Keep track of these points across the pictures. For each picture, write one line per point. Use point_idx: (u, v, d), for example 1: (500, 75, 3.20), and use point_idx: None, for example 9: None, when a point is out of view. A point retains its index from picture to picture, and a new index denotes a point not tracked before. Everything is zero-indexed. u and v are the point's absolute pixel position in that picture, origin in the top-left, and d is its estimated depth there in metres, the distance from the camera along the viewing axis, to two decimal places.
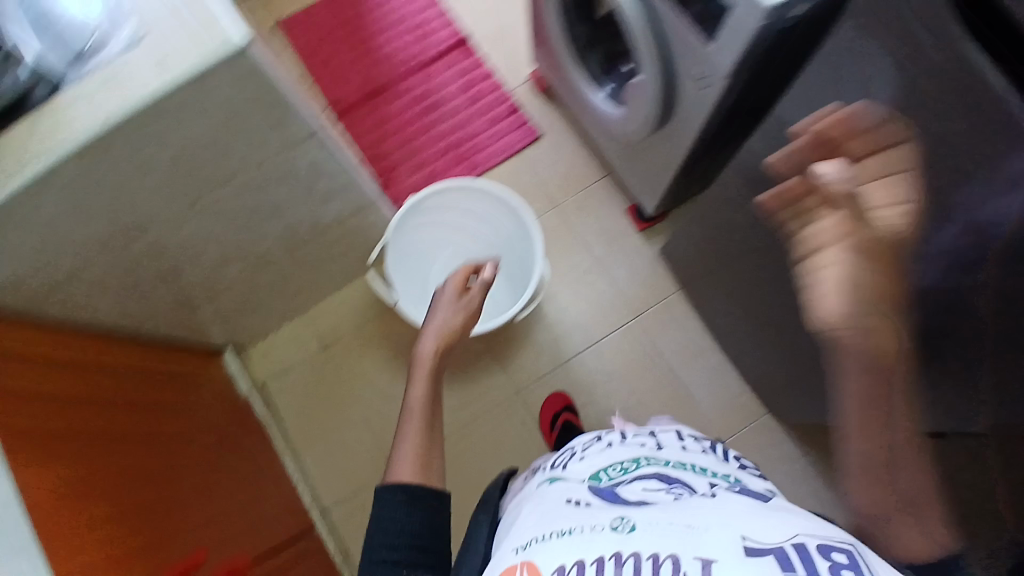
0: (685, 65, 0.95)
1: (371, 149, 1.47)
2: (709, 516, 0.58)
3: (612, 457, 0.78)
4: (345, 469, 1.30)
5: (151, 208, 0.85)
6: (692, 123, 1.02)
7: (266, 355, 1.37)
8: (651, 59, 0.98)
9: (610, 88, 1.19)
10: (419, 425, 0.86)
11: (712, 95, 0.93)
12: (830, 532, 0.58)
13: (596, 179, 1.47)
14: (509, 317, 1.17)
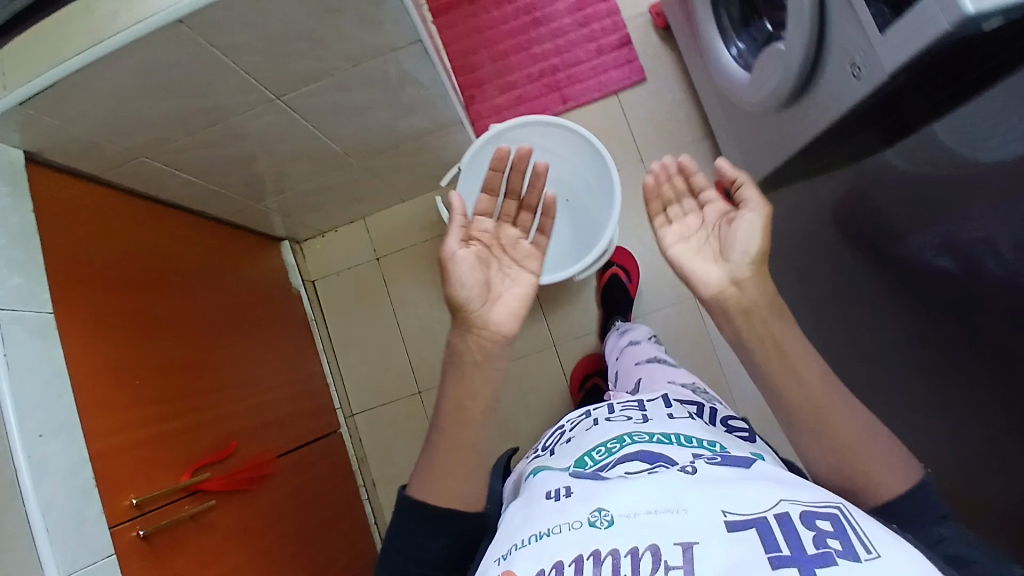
0: (842, 46, 0.81)
1: (460, 57, 1.35)
2: (682, 491, 0.48)
3: (593, 440, 0.69)
4: (375, 378, 1.33)
5: (232, 94, 0.79)
6: (828, 113, 0.89)
7: (321, 253, 1.37)
8: (800, 29, 0.85)
9: (742, 46, 1.04)
10: (449, 439, 0.70)
11: (864, 90, 0.79)
12: (813, 492, 0.50)
13: (691, 141, 1.34)
14: (569, 277, 1.10)
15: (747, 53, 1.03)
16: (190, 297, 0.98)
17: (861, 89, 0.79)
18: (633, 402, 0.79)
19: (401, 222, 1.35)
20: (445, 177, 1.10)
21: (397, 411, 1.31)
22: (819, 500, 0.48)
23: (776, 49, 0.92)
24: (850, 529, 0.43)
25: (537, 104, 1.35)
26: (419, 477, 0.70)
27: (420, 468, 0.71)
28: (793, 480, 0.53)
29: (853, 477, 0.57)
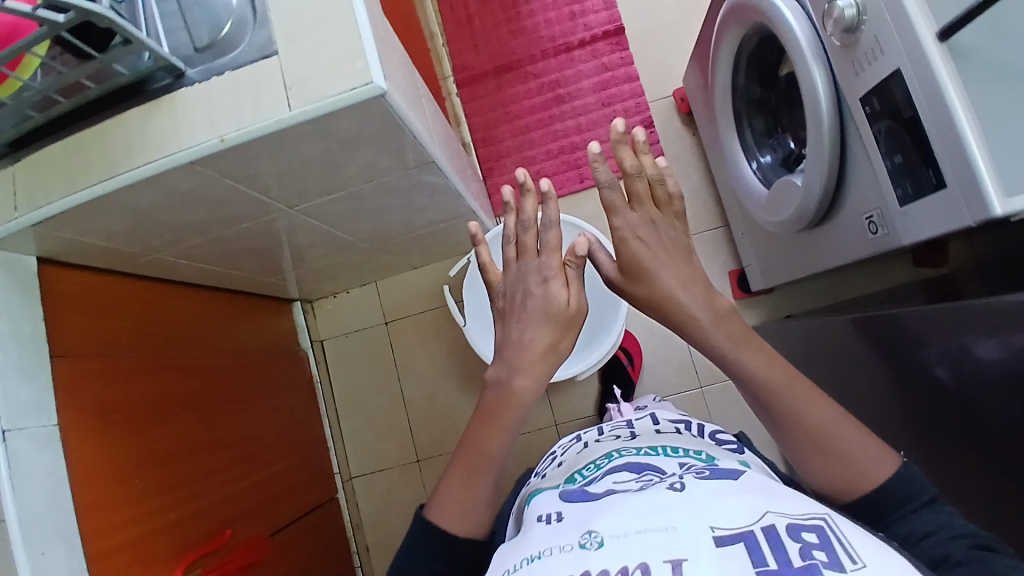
0: (861, 196, 0.78)
1: (483, 130, 1.39)
2: (671, 512, 0.50)
3: (590, 462, 0.70)
4: (375, 444, 1.37)
5: (247, 207, 0.80)
6: (844, 251, 0.86)
7: (332, 315, 1.42)
8: (817, 171, 0.83)
9: (764, 159, 1.02)
10: (466, 466, 0.64)
11: (880, 248, 0.76)
12: (800, 504, 0.52)
13: (707, 230, 1.32)
14: (570, 376, 1.13)
15: (767, 171, 1.01)
16: (196, 377, 1.00)
17: (882, 244, 0.76)
18: (621, 424, 0.84)
19: (411, 288, 1.39)
20: (455, 268, 1.14)
21: (396, 478, 1.34)
22: (805, 512, 0.50)
23: (794, 180, 0.89)
24: (835, 540, 0.45)
25: (554, 180, 1.36)
26: (443, 500, 0.64)
27: (440, 493, 0.65)
28: (783, 489, 0.55)
29: (825, 467, 0.60)
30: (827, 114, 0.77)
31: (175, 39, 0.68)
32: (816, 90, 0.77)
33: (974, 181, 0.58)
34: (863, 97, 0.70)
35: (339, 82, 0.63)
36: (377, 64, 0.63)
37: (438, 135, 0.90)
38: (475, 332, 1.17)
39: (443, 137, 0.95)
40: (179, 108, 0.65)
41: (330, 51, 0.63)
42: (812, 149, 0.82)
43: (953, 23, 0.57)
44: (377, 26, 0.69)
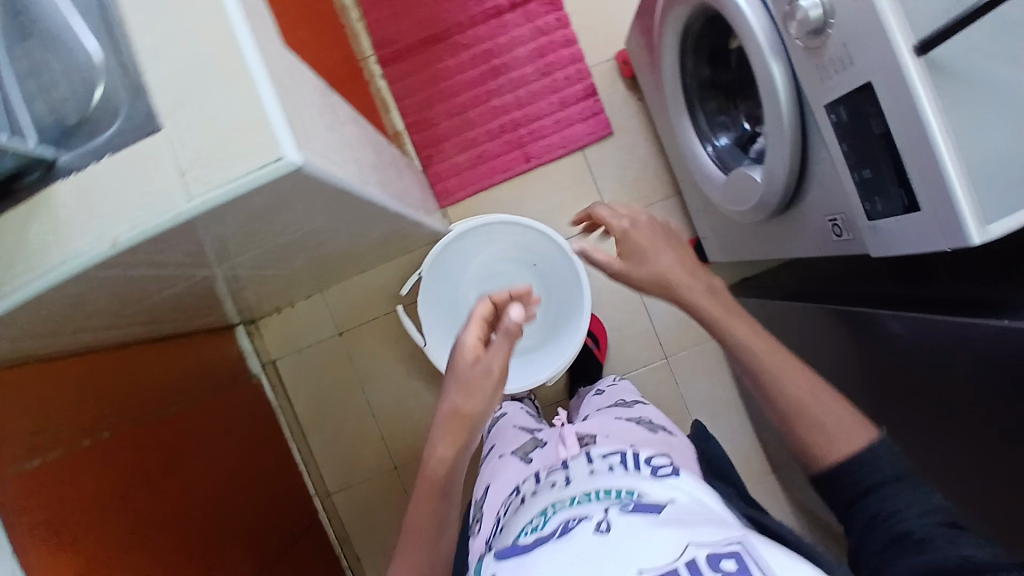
0: (823, 200, 0.75)
1: (417, 113, 1.29)
2: (599, 559, 0.47)
3: (510, 536, 0.62)
4: (348, 457, 1.34)
5: (162, 280, 0.71)
6: (807, 246, 0.85)
7: (282, 331, 1.34)
8: (777, 171, 0.78)
9: (721, 142, 0.97)
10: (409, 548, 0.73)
11: (848, 251, 0.74)
12: (716, 529, 0.50)
13: (659, 200, 1.30)
14: (542, 382, 1.11)
15: (723, 157, 0.96)
16: (148, 444, 0.93)
17: (851, 248, 0.74)
18: (560, 462, 0.73)
19: (362, 292, 1.33)
20: (406, 289, 1.08)
21: (377, 485, 1.34)
22: (723, 534, 0.48)
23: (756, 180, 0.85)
24: (754, 566, 0.44)
25: (499, 162, 1.30)
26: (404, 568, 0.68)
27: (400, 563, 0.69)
28: (707, 518, 0.52)
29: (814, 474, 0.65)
30: (790, 116, 0.72)
31: (47, 118, 0.58)
32: (777, 89, 0.72)
33: (953, 209, 0.55)
34: (829, 105, 0.65)
35: (248, 157, 0.53)
36: (287, 132, 0.53)
37: (369, 164, 0.81)
38: (437, 345, 1.13)
39: (376, 160, 0.87)
40: (61, 204, 0.55)
41: (226, 117, 0.53)
42: (773, 147, 0.77)
43: (933, 36, 0.53)
44: (279, 69, 0.59)
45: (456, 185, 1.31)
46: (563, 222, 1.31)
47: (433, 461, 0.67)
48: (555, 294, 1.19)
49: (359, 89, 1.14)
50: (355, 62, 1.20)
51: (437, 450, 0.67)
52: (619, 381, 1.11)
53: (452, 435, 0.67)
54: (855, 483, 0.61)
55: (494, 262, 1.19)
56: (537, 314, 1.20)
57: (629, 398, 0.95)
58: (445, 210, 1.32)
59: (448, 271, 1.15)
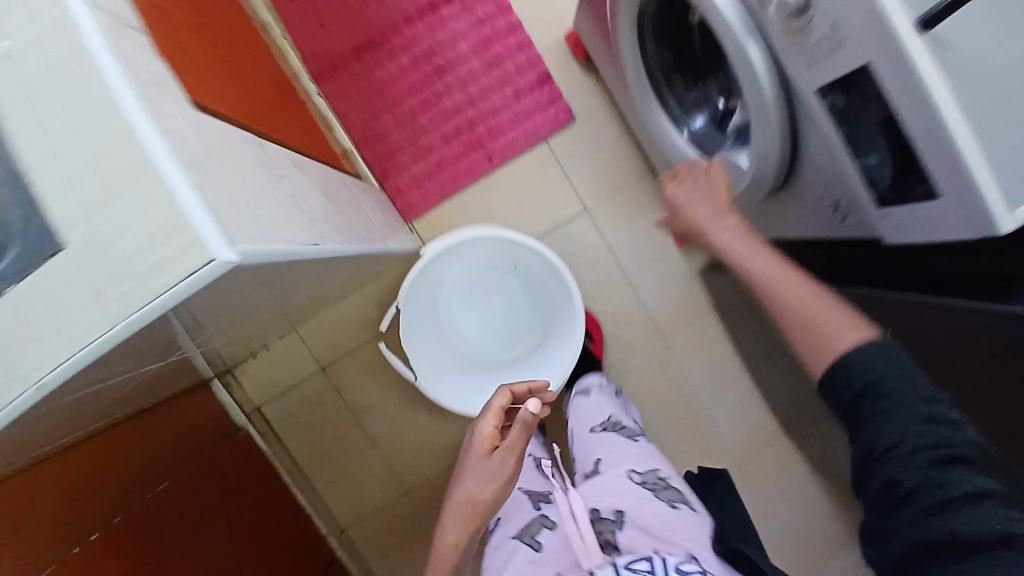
0: (822, 182, 0.69)
1: (364, 127, 1.21)
2: None
3: None
4: (357, 493, 1.26)
5: (103, 388, 0.61)
6: (809, 224, 0.79)
7: (260, 377, 1.24)
8: (769, 156, 0.73)
9: (698, 125, 0.91)
10: None
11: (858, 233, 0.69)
12: None
13: (634, 181, 1.24)
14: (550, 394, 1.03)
15: (703, 141, 0.90)
16: (158, 522, 0.87)
17: (862, 228, 0.68)
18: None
19: (340, 323, 1.24)
20: (388, 324, 0.98)
21: (392, 517, 1.26)
22: None
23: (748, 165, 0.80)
24: None
25: (460, 166, 1.22)
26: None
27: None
28: None
29: None
30: (774, 101, 0.66)
31: None
32: (757, 75, 0.65)
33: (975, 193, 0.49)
34: (822, 89, 0.59)
35: (179, 259, 0.44)
36: (216, 226, 0.44)
37: (323, 214, 0.73)
38: (432, 371, 1.06)
39: (330, 204, 0.79)
40: None
41: (141, 220, 0.44)
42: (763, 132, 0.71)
43: (940, 9, 0.47)
44: (203, 139, 0.51)
45: (419, 197, 1.22)
46: (537, 219, 1.24)
47: (450, 543, 0.72)
48: (541, 292, 1.12)
49: (299, 112, 1.04)
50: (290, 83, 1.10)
51: (454, 530, 0.73)
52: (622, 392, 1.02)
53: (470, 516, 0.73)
54: (852, 390, 0.58)
55: (473, 270, 1.12)
56: (528, 318, 1.13)
57: (631, 445, 0.83)
58: (411, 225, 1.22)
59: (427, 291, 1.07)
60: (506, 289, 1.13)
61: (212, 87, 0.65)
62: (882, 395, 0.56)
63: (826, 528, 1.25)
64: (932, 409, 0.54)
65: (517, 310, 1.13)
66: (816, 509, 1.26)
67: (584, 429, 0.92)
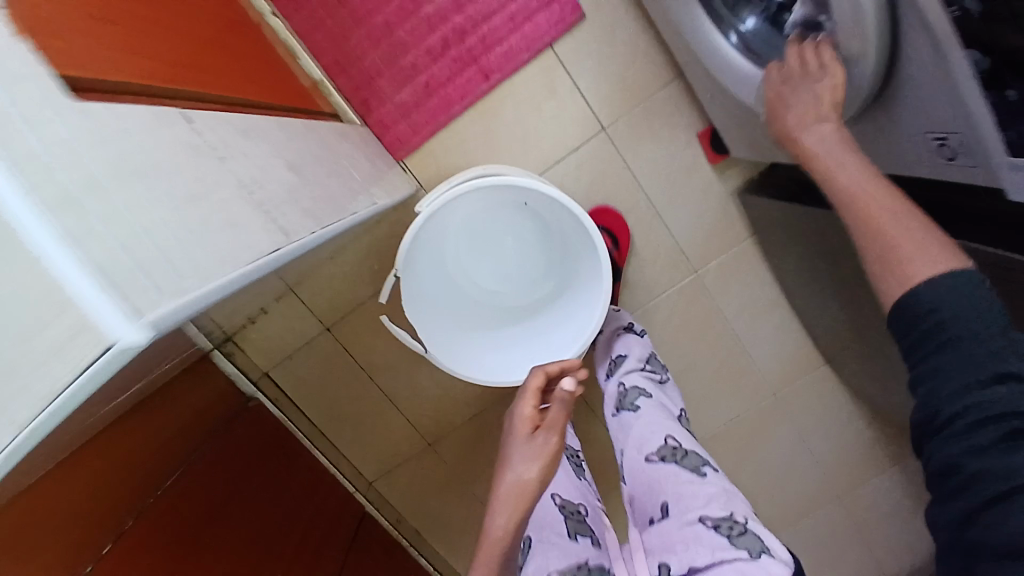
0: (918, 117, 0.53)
1: (334, 49, 1.02)
2: None
3: None
4: (379, 449, 1.21)
5: (54, 442, 0.52)
6: (896, 159, 0.61)
7: (262, 341, 1.14)
8: (857, 77, 0.56)
9: (754, 26, 0.75)
10: None
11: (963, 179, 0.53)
12: None
13: (659, 88, 1.04)
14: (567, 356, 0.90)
15: (753, 49, 0.74)
16: (205, 496, 0.84)
17: (970, 175, 0.52)
18: None
19: (338, 281, 1.11)
20: (387, 297, 0.84)
21: (417, 470, 1.22)
22: None
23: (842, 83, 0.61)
24: None
25: (451, 88, 1.03)
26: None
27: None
28: None
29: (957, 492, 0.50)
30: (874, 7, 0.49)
31: None
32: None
33: None
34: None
35: (63, 348, 0.32)
36: (107, 299, 0.33)
37: (289, 192, 0.59)
38: (439, 339, 0.90)
39: (296, 173, 0.64)
40: None
41: (9, 301, 0.33)
42: (851, 47, 0.54)
43: None
44: (104, 143, 0.38)
45: (408, 130, 1.05)
46: (547, 144, 1.07)
47: (499, 536, 0.61)
48: (558, 235, 0.96)
49: (253, 46, 0.87)
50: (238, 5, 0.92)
51: (501, 517, 0.61)
52: (671, 380, 0.85)
53: (519, 506, 0.62)
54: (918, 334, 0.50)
55: (480, 213, 0.95)
56: (547, 260, 0.98)
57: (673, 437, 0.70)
58: (403, 162, 1.06)
59: (430, 246, 0.91)
60: (520, 231, 0.97)
61: (121, 48, 0.51)
62: (947, 347, 0.48)
63: (865, 452, 1.19)
64: (1003, 363, 0.46)
65: (531, 254, 0.98)
66: (861, 439, 1.19)
67: (622, 408, 0.79)
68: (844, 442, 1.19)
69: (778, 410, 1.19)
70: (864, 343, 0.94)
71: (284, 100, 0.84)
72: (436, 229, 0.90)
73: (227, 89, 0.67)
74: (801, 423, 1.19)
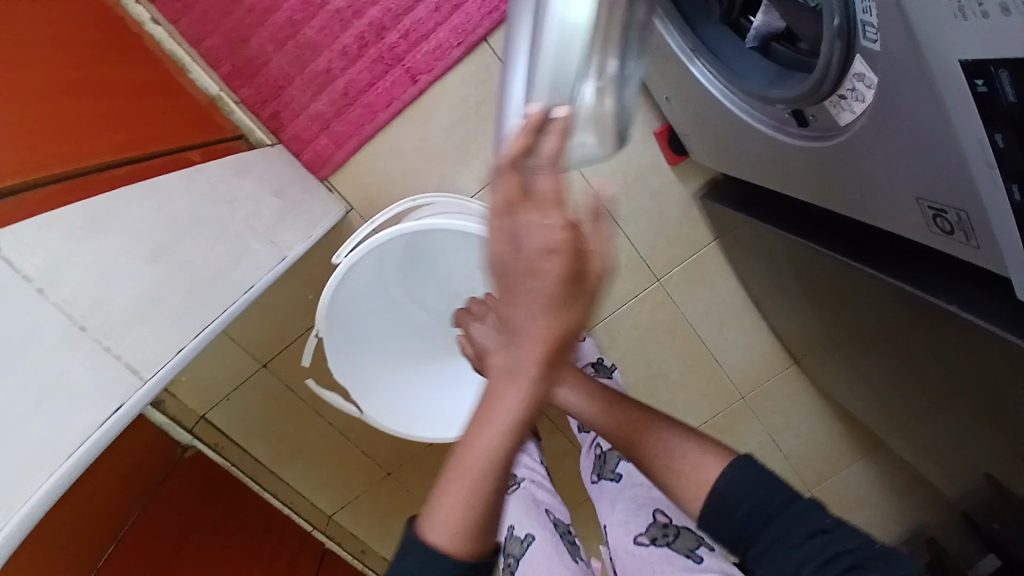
0: (876, 193, 0.47)
1: (234, 55, 0.88)
2: None
3: None
4: (334, 481, 1.14)
5: None
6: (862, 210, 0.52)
7: (191, 385, 1.01)
8: (832, 126, 0.49)
9: (707, 60, 0.65)
10: None
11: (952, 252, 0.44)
12: None
13: None
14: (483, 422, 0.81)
15: (715, 58, 0.64)
16: (160, 546, 0.84)
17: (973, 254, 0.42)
18: None
19: (269, 313, 0.98)
20: (309, 359, 0.76)
21: (377, 498, 1.16)
22: None
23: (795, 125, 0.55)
24: None
25: (373, 93, 0.89)
26: (438, 512, 0.46)
27: (438, 502, 0.46)
28: None
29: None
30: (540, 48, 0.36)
31: None
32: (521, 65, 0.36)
33: None
34: (974, 61, 0.32)
35: None
36: None
37: (137, 308, 0.51)
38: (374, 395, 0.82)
39: (161, 263, 0.54)
40: None
41: None
42: (846, 89, 0.45)
43: None
44: None
45: (329, 145, 0.91)
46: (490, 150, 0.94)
47: (506, 439, 0.44)
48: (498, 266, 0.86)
49: (134, 66, 0.73)
50: (109, 14, 0.77)
51: (512, 413, 0.43)
52: None
53: (538, 401, 0.43)
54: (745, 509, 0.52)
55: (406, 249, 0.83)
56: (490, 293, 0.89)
57: (665, 519, 0.66)
58: (327, 181, 0.93)
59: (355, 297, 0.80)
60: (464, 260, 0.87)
61: None
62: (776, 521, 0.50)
63: (830, 443, 1.18)
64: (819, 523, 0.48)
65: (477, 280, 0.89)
66: (829, 433, 1.16)
67: (606, 484, 0.75)
68: (812, 437, 1.17)
69: (745, 410, 1.16)
70: (838, 358, 0.88)
71: (179, 133, 0.72)
72: (360, 277, 0.79)
73: (88, 152, 0.55)
74: (768, 421, 1.16)
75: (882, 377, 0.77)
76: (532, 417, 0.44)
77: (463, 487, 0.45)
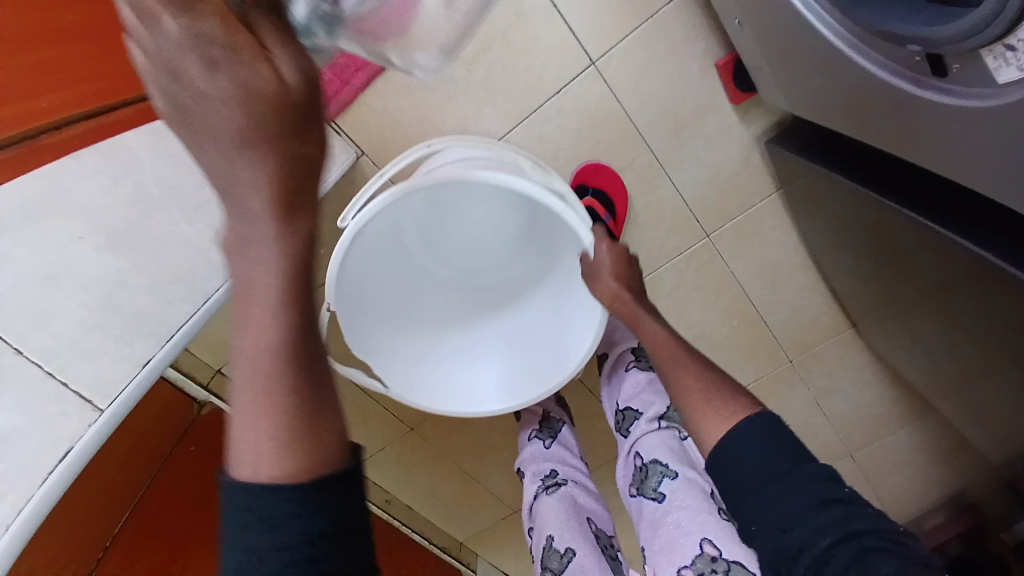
0: (1019, 171, 0.41)
1: None
2: None
3: None
4: (361, 436, 1.08)
5: None
6: (988, 181, 0.45)
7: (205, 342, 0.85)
8: (980, 81, 0.42)
9: None
10: None
11: None
12: None
13: (666, 3, 0.77)
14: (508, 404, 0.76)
15: None
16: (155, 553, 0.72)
17: None
18: None
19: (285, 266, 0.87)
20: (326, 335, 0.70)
21: (401, 454, 1.12)
22: None
23: (928, 75, 0.46)
24: None
25: None
26: (242, 443, 0.39)
27: (237, 439, 0.40)
28: None
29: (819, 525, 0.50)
30: None
31: None
32: None
33: None
34: None
35: None
36: None
37: (87, 318, 0.50)
38: (400, 371, 0.75)
39: (121, 253, 0.52)
40: None
41: None
42: (1020, 39, 0.38)
43: None
44: None
45: (334, 81, 0.79)
46: (519, 87, 0.82)
47: (272, 329, 0.39)
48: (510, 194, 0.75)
49: None
50: None
51: (268, 295, 0.38)
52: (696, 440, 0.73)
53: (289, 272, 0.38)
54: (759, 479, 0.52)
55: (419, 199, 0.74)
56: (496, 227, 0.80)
57: (713, 551, 0.59)
58: (334, 123, 0.82)
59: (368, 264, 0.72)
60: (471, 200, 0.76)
61: None
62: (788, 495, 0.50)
63: (882, 412, 1.09)
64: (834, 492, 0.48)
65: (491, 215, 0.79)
66: (881, 400, 1.08)
67: (649, 499, 0.69)
68: (862, 403, 1.09)
69: (790, 375, 1.07)
70: (909, 338, 0.77)
71: None
72: (369, 236, 0.70)
73: (81, 99, 0.49)
74: (816, 386, 1.08)
75: (934, 349, 0.70)
76: (302, 292, 0.39)
77: (263, 401, 0.39)
